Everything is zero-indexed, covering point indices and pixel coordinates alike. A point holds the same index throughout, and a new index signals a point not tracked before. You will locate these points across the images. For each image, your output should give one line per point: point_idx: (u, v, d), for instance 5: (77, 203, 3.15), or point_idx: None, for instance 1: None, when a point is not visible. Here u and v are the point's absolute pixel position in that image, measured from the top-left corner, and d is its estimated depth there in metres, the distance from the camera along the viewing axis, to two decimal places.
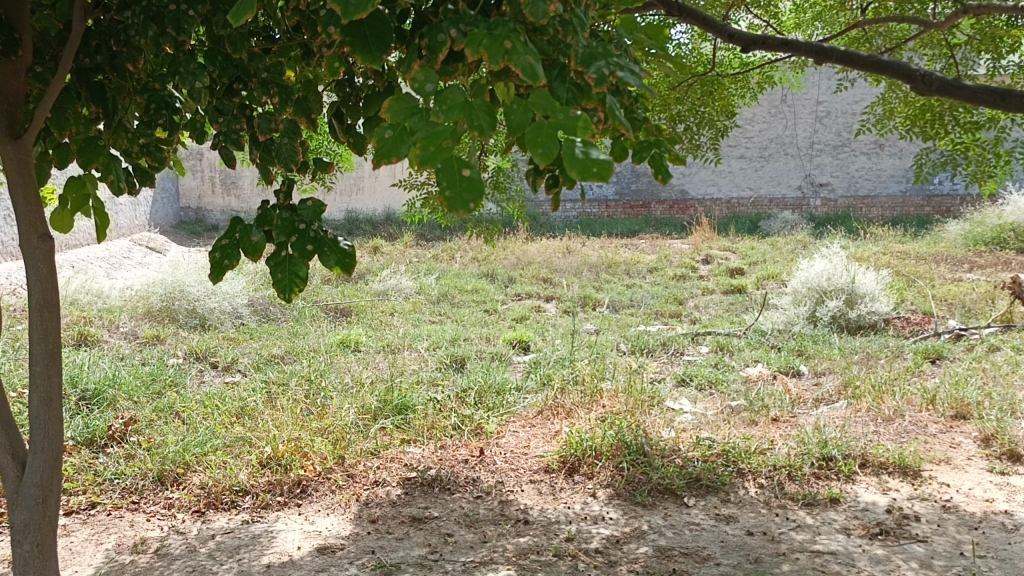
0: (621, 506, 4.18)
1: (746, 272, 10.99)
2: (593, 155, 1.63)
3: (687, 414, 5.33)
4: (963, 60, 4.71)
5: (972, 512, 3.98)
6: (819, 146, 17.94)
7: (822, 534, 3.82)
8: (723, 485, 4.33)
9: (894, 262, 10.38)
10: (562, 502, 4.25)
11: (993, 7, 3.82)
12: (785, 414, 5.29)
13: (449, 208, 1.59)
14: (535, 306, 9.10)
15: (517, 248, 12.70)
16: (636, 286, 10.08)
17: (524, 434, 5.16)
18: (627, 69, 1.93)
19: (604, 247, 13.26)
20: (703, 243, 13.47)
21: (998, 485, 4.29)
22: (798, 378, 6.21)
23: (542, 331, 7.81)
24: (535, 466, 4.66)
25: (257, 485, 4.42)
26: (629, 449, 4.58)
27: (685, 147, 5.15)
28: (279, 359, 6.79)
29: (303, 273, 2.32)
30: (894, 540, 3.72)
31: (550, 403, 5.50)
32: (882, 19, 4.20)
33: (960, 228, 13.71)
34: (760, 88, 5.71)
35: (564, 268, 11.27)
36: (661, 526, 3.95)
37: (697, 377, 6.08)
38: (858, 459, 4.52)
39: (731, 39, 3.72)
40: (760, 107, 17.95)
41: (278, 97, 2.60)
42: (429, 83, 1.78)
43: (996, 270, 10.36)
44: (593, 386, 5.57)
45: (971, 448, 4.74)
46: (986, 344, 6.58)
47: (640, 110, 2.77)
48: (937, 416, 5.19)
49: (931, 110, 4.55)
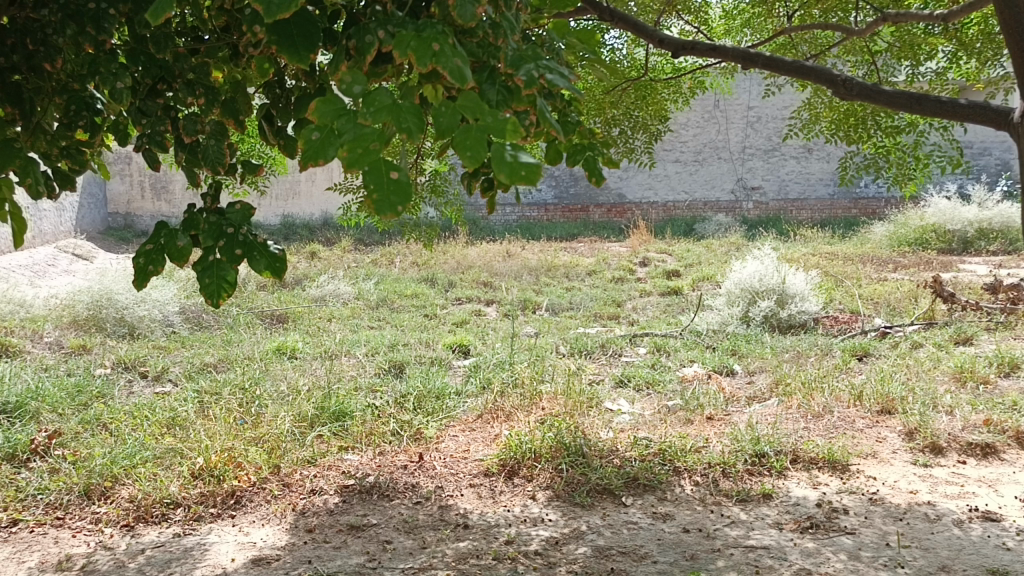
0: (561, 507, 4.20)
1: (682, 274, 11.18)
2: (522, 159, 1.66)
3: (625, 415, 5.38)
4: (885, 66, 4.88)
5: (898, 504, 4.12)
6: (750, 150, 18.38)
7: (756, 529, 3.89)
8: (660, 484, 4.39)
9: (823, 263, 10.68)
10: (502, 505, 4.25)
11: (910, 15, 3.96)
12: (719, 412, 5.38)
13: (378, 210, 1.59)
14: (475, 310, 9.09)
15: (456, 253, 12.67)
16: (575, 289, 10.17)
17: (464, 438, 5.14)
18: (555, 72, 1.96)
19: (544, 251, 13.34)
20: (640, 246, 13.65)
21: (922, 477, 4.44)
22: (732, 377, 6.33)
23: (482, 335, 7.81)
24: (475, 470, 4.64)
25: (189, 496, 4.31)
26: (568, 450, 4.61)
27: (620, 150, 5.21)
28: (213, 368, 6.63)
29: (231, 277, 2.27)
30: (824, 533, 3.82)
31: (489, 406, 5.49)
32: (807, 27, 4.31)
33: (884, 229, 14.19)
34: (692, 93, 5.82)
35: (503, 272, 11.29)
36: (599, 526, 3.98)
37: (635, 378, 6.15)
38: (790, 455, 4.63)
39: (661, 44, 3.77)
40: (694, 113, 18.31)
41: (205, 98, 2.53)
42: (356, 85, 1.77)
43: (918, 270, 10.76)
44: (532, 389, 5.58)
45: (896, 442, 4.90)
46: (910, 341, 6.82)
47: (575, 113, 2.76)
48: (863, 411, 5.36)
49: (855, 115, 4.71)
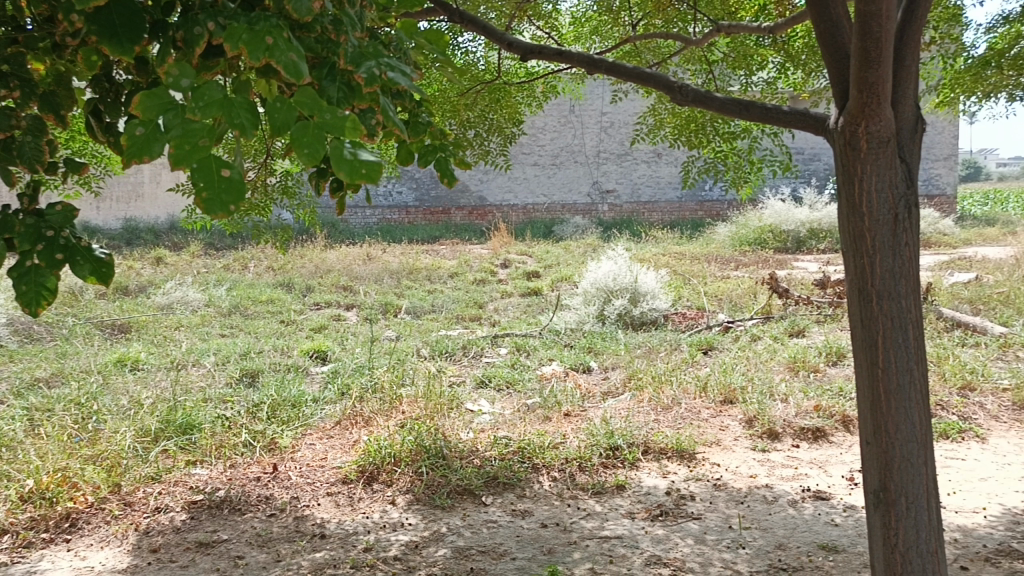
0: (420, 511, 4.17)
1: (541, 275, 11.40)
2: (361, 157, 1.62)
3: (485, 415, 5.42)
4: (722, 75, 5.17)
5: (739, 488, 4.36)
6: (604, 155, 18.98)
7: (610, 520, 4.02)
8: (519, 482, 4.45)
9: (672, 262, 11.20)
10: (360, 512, 4.17)
11: (742, 27, 4.20)
12: (576, 408, 5.52)
13: (207, 210, 1.52)
14: (334, 315, 8.90)
15: (314, 256, 12.37)
16: (436, 292, 10.16)
17: (321, 446, 5.01)
18: (397, 70, 1.93)
19: (405, 253, 13.25)
20: (501, 248, 13.81)
21: (761, 461, 4.73)
22: (588, 374, 6.51)
23: (341, 340, 7.65)
24: (333, 478, 4.54)
25: (17, 523, 3.97)
26: (428, 453, 4.59)
27: (475, 153, 5.26)
28: (45, 383, 6.15)
29: (51, 284, 2.12)
30: (673, 520, 4.00)
31: (347, 412, 5.39)
32: (649, 36, 4.50)
33: (728, 230, 15.05)
34: (545, 98, 5.94)
35: (363, 275, 11.12)
36: (459, 527, 3.99)
37: (495, 378, 6.21)
38: (641, 447, 4.81)
39: (509, 47, 3.80)
40: (550, 117, 18.72)
41: (20, 91, 2.33)
42: (184, 78, 1.68)
43: (757, 267, 11.47)
44: (392, 393, 5.52)
45: (737, 429, 5.19)
46: (750, 335, 7.26)
47: (427, 113, 2.75)
48: (708, 401, 5.65)
49: (695, 121, 5.01)
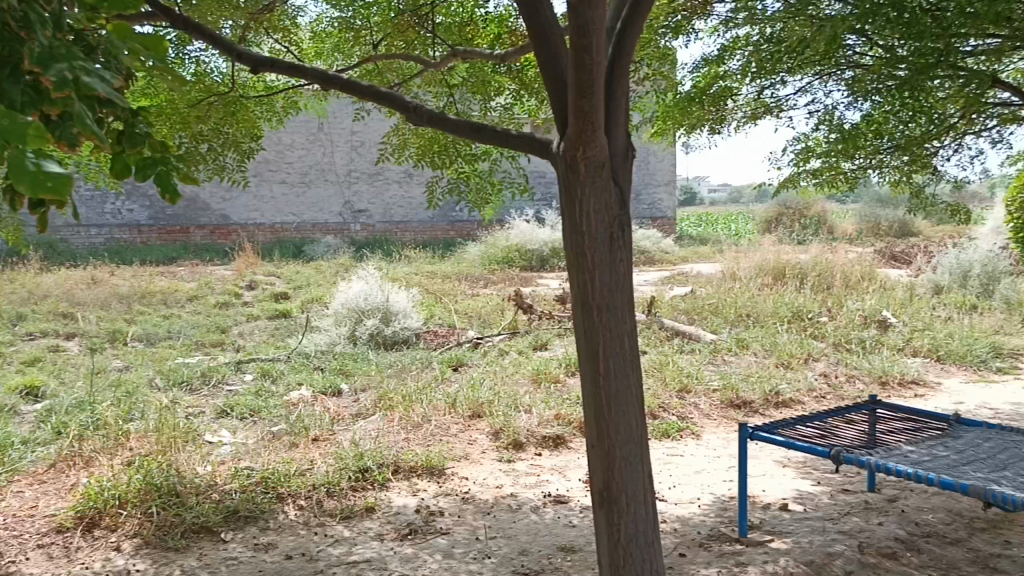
0: (150, 555, 3.82)
1: (291, 296, 11.03)
2: (47, 168, 1.37)
3: (227, 446, 5.11)
4: (462, 100, 5.36)
5: (486, 500, 4.49)
6: (355, 174, 18.83)
7: (358, 544, 3.94)
8: (263, 514, 4.24)
9: (423, 281, 11.34)
10: (77, 564, 3.73)
11: (477, 53, 4.37)
12: (325, 433, 5.37)
13: None
14: (51, 346, 7.96)
15: (26, 281, 11.01)
16: (173, 317, 9.45)
17: (31, 493, 4.42)
18: (95, 78, 1.74)
19: (138, 276, 12.22)
20: (247, 269, 13.18)
21: (507, 472, 4.90)
22: (339, 396, 6.37)
23: (59, 373, 6.85)
24: (44, 529, 4.02)
25: None
26: (159, 492, 4.21)
27: (210, 169, 4.98)
28: None
29: None
30: (422, 537, 4.01)
31: (64, 454, 4.82)
32: (390, 56, 4.53)
33: (477, 250, 15.54)
34: (286, 114, 5.77)
35: (87, 301, 10.08)
36: (195, 568, 3.70)
37: (239, 406, 5.88)
38: (391, 467, 4.80)
39: (240, 59, 3.61)
40: (298, 134, 18.26)
41: None
42: None
43: (504, 285, 11.96)
44: (119, 429, 5.02)
45: (485, 442, 5.36)
46: (498, 350, 7.53)
47: (143, 125, 2.50)
48: (457, 417, 5.77)
49: (439, 142, 5.14)
